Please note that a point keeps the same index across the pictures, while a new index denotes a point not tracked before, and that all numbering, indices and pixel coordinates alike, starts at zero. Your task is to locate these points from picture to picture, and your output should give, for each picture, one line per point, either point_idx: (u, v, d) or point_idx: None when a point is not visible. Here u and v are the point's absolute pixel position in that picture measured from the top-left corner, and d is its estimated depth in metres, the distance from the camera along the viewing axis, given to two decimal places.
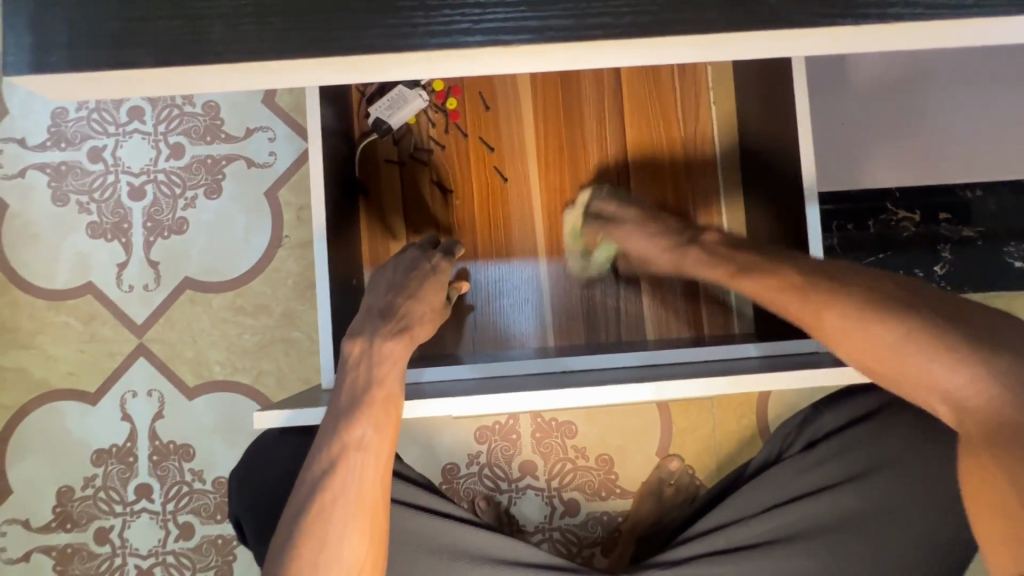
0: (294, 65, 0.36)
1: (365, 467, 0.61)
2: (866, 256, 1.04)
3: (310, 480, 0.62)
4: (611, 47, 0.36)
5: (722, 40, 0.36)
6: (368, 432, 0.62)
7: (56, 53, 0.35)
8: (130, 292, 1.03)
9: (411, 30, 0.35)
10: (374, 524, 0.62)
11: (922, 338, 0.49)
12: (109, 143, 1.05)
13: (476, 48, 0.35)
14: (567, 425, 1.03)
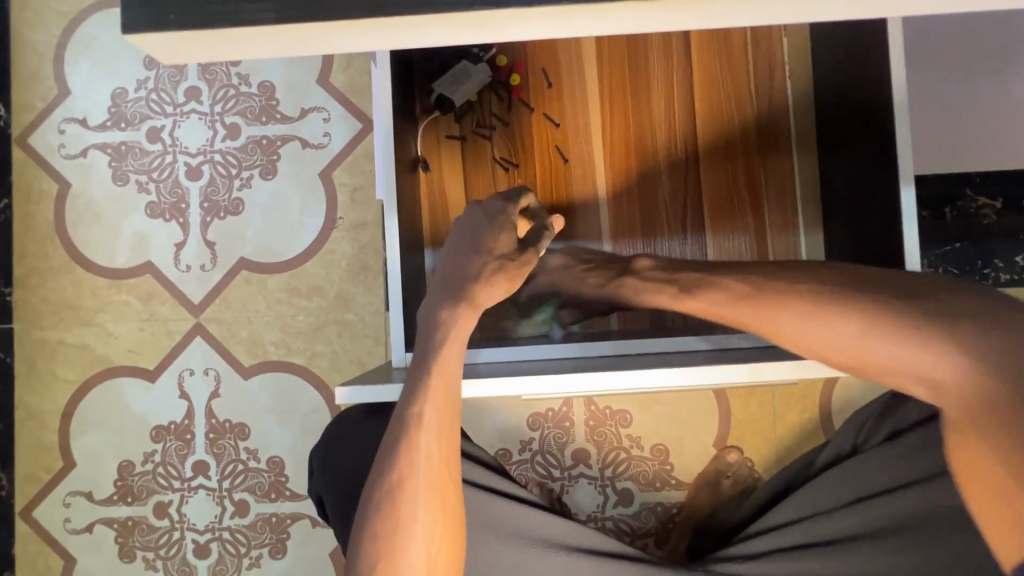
0: (416, 22, 0.34)
1: (436, 438, 0.59)
2: (941, 245, 1.00)
3: (379, 458, 0.60)
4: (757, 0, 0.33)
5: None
6: (428, 409, 0.59)
7: (171, 9, 0.33)
8: (187, 271, 1.04)
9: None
10: (445, 502, 0.60)
11: (898, 322, 0.49)
12: (167, 123, 1.05)
13: (613, 3, 0.33)
14: (622, 414, 1.01)
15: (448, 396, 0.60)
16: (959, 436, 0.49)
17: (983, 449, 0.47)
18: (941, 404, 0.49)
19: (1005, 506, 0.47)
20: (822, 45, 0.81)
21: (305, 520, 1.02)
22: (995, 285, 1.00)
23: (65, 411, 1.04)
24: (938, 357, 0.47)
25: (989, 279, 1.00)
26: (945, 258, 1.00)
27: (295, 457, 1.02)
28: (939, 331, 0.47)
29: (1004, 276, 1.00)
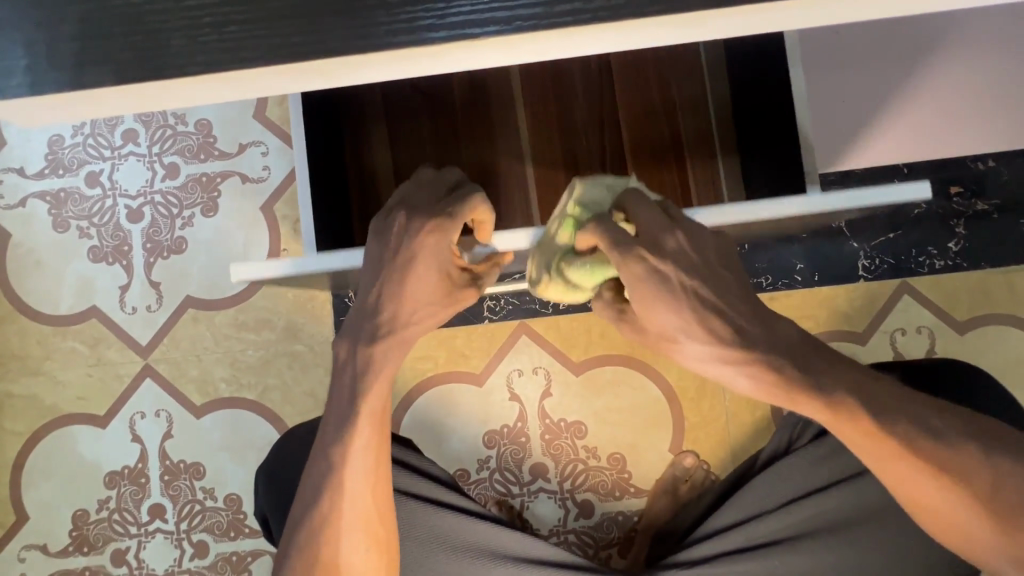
0: (257, 75, 0.35)
1: (365, 482, 0.58)
2: (877, 237, 1.02)
3: (308, 489, 0.58)
4: (583, 33, 0.34)
5: (694, 18, 0.34)
6: (365, 445, 0.57)
7: (14, 76, 0.34)
8: (133, 314, 1.04)
9: (372, 29, 0.34)
10: (380, 528, 0.61)
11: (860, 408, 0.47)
12: (105, 167, 1.05)
13: (443, 43, 0.34)
14: (577, 425, 1.01)
15: (382, 429, 0.58)
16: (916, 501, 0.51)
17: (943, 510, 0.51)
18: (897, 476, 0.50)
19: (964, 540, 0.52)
20: (735, 56, 0.83)
21: (266, 557, 1.01)
22: (930, 272, 1.02)
23: (16, 463, 1.03)
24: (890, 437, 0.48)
25: (924, 266, 1.02)
26: (880, 249, 1.02)
27: (252, 494, 1.01)
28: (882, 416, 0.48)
29: (938, 263, 1.02)
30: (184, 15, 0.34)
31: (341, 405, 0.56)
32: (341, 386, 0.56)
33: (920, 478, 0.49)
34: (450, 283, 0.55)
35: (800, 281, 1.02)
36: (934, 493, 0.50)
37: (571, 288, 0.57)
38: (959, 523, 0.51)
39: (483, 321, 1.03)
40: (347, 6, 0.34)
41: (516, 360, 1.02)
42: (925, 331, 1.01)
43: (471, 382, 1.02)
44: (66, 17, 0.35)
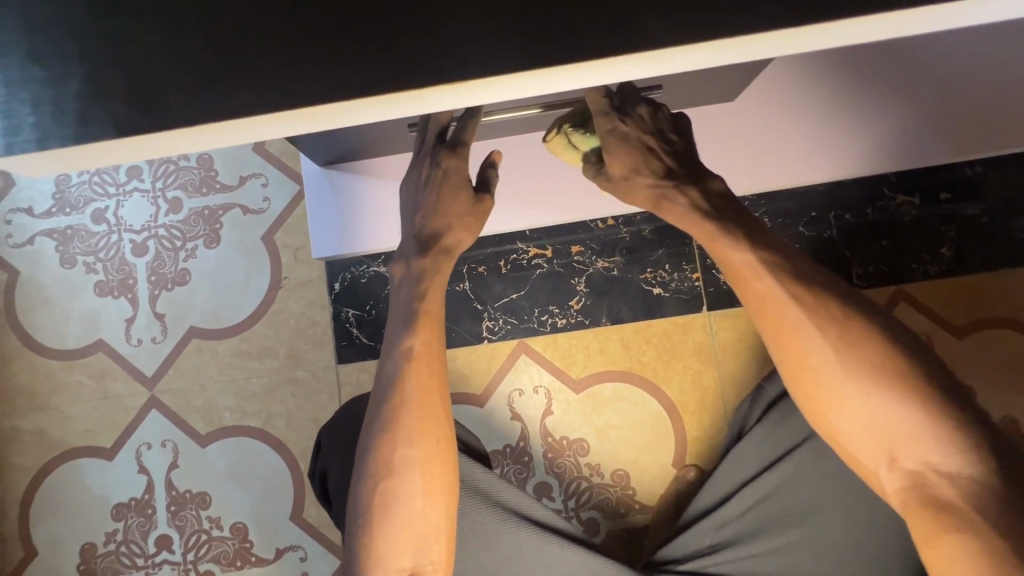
0: (244, 124, 0.37)
1: (427, 381, 0.64)
2: (868, 245, 1.03)
3: (378, 388, 0.65)
4: (552, 76, 0.36)
5: (653, 58, 0.36)
6: (416, 344, 0.64)
7: (19, 131, 0.36)
8: (138, 345, 1.06)
9: (357, 80, 0.36)
10: (435, 429, 0.64)
11: (782, 271, 0.58)
12: (110, 203, 1.08)
13: (421, 88, 0.36)
14: (579, 443, 1.02)
15: (434, 333, 0.66)
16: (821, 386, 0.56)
17: (848, 396, 0.54)
18: (792, 352, 0.57)
19: (873, 437, 0.54)
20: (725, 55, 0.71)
21: None
22: (924, 278, 1.03)
23: (24, 498, 1.04)
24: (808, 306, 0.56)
25: (919, 272, 1.03)
26: (873, 257, 1.03)
27: (258, 521, 1.02)
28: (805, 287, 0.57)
29: (932, 268, 1.03)
30: (180, 71, 0.36)
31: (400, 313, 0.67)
32: (400, 295, 0.67)
33: (821, 351, 0.55)
34: (472, 212, 0.68)
35: None
36: (836, 371, 0.55)
37: (571, 147, 0.67)
38: (878, 416, 0.53)
39: (482, 343, 1.04)
40: (333, 61, 0.36)
41: (517, 380, 1.03)
42: (923, 336, 1.02)
43: (472, 403, 1.03)
44: (71, 76, 0.37)
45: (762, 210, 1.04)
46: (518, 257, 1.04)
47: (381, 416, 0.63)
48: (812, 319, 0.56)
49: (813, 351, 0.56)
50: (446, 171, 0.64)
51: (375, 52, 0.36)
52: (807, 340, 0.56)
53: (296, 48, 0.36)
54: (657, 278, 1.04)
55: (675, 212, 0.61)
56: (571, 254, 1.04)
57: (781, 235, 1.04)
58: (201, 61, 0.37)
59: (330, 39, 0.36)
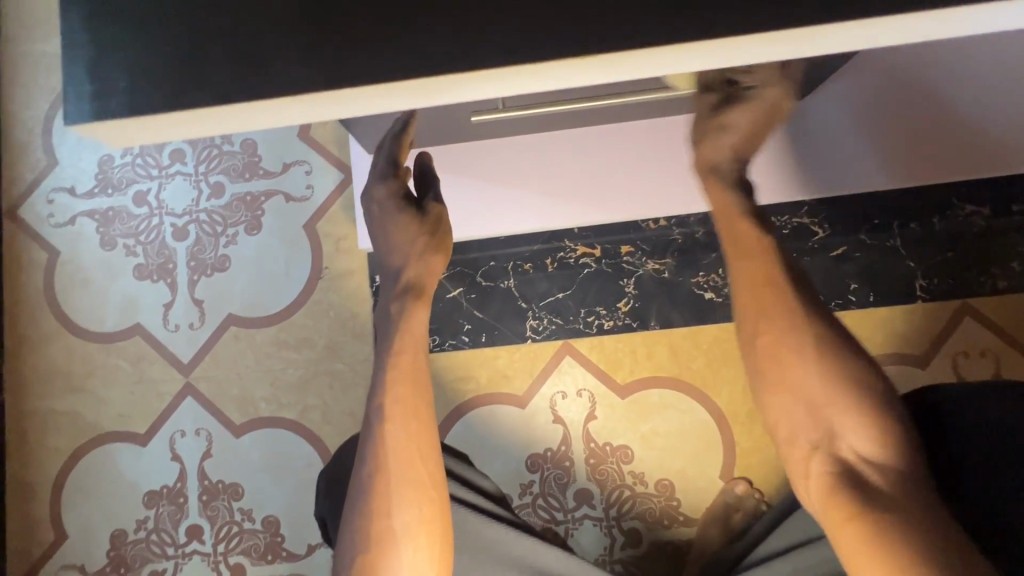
0: (347, 96, 0.34)
1: (406, 443, 0.66)
2: (933, 256, 0.98)
3: (361, 456, 0.67)
4: (680, 54, 0.34)
5: (791, 41, 0.33)
6: (393, 403, 0.67)
7: (112, 96, 0.34)
8: (176, 331, 1.04)
9: (472, 52, 0.33)
10: (424, 487, 0.65)
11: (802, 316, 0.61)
12: (153, 186, 1.07)
13: (541, 63, 0.33)
14: (623, 450, 0.98)
15: (410, 389, 0.68)
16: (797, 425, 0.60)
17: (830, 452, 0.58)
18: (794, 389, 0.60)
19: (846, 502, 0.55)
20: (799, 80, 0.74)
21: None
22: (993, 293, 0.98)
23: (56, 481, 1.03)
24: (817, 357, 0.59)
25: (987, 287, 0.98)
26: (938, 269, 0.98)
27: (291, 515, 1.00)
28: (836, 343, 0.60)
29: (1001, 283, 0.98)
30: (282, 37, 0.34)
31: (381, 372, 0.69)
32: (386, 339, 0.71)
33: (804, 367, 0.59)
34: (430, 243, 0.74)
35: (853, 302, 0.99)
36: (817, 386, 0.59)
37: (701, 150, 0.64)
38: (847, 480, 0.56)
39: (526, 342, 1.01)
40: (447, 29, 0.33)
41: (560, 382, 1.00)
42: (989, 354, 0.97)
43: (513, 403, 1.00)
44: (167, 38, 0.35)
45: (823, 216, 1.00)
46: (565, 255, 1.01)
47: (368, 479, 0.65)
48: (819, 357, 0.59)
49: (798, 368, 0.59)
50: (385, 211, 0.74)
51: (493, 22, 0.33)
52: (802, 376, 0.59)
53: (408, 14, 0.34)
54: (710, 283, 1.00)
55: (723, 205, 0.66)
56: (620, 255, 1.01)
57: (841, 241, 0.99)
58: (306, 26, 0.34)
59: (443, 5, 0.34)
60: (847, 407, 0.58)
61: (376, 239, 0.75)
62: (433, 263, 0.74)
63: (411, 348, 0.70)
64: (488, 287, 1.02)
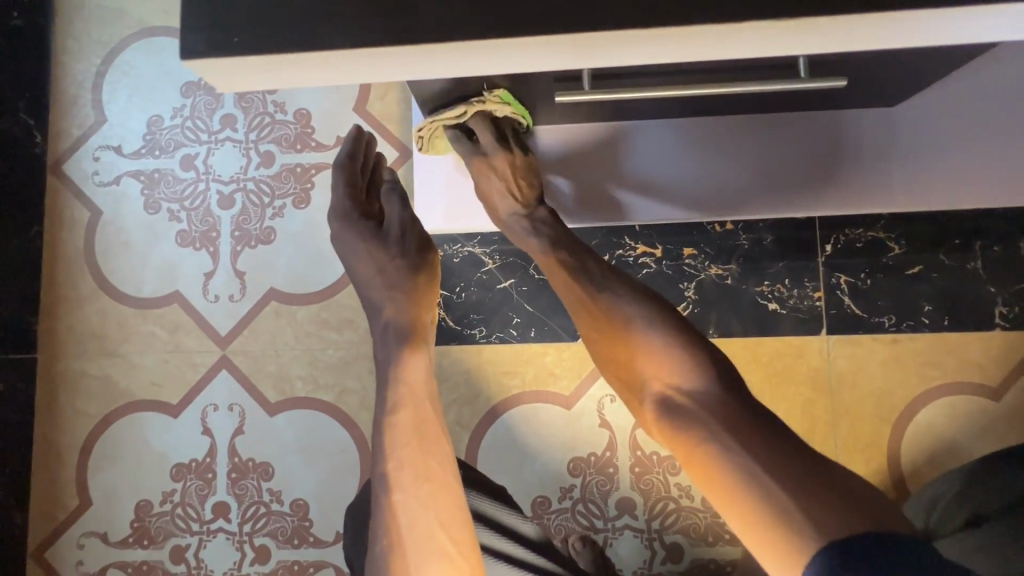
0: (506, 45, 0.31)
1: (423, 515, 0.61)
2: (1016, 283, 0.93)
3: (377, 535, 0.60)
4: (856, 25, 0.31)
5: (984, 15, 0.31)
6: (402, 471, 0.62)
7: (237, 32, 0.31)
8: (215, 302, 1.01)
9: (640, 6, 0.30)
10: (456, 558, 0.60)
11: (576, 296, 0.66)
12: (201, 150, 1.04)
13: (711, 28, 0.31)
14: (670, 460, 0.94)
15: (418, 450, 0.64)
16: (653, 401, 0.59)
17: (694, 425, 0.53)
18: (632, 360, 0.61)
19: (703, 466, 0.51)
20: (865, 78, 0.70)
21: (329, 569, 0.95)
22: None
23: (84, 445, 1.00)
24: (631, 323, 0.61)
25: None
26: (1021, 297, 0.92)
27: (321, 500, 0.96)
28: (616, 310, 0.62)
29: None
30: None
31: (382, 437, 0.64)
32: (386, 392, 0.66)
33: (610, 332, 0.63)
34: (404, 280, 0.72)
35: (925, 325, 0.93)
36: (619, 340, 0.62)
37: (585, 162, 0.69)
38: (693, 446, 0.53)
39: (577, 340, 0.96)
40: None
41: (609, 385, 0.95)
42: None
43: (558, 403, 0.96)
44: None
45: (898, 232, 0.95)
46: (624, 253, 0.97)
47: (388, 560, 0.59)
48: (607, 327, 0.63)
49: (641, 344, 0.60)
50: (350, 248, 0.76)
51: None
52: (613, 341, 0.62)
53: None
54: (775, 293, 0.95)
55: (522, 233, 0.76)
56: (682, 257, 0.96)
57: (917, 260, 0.94)
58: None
59: None
60: (648, 355, 0.59)
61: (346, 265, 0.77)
62: (421, 294, 0.73)
63: (407, 403, 0.65)
64: (541, 281, 0.97)
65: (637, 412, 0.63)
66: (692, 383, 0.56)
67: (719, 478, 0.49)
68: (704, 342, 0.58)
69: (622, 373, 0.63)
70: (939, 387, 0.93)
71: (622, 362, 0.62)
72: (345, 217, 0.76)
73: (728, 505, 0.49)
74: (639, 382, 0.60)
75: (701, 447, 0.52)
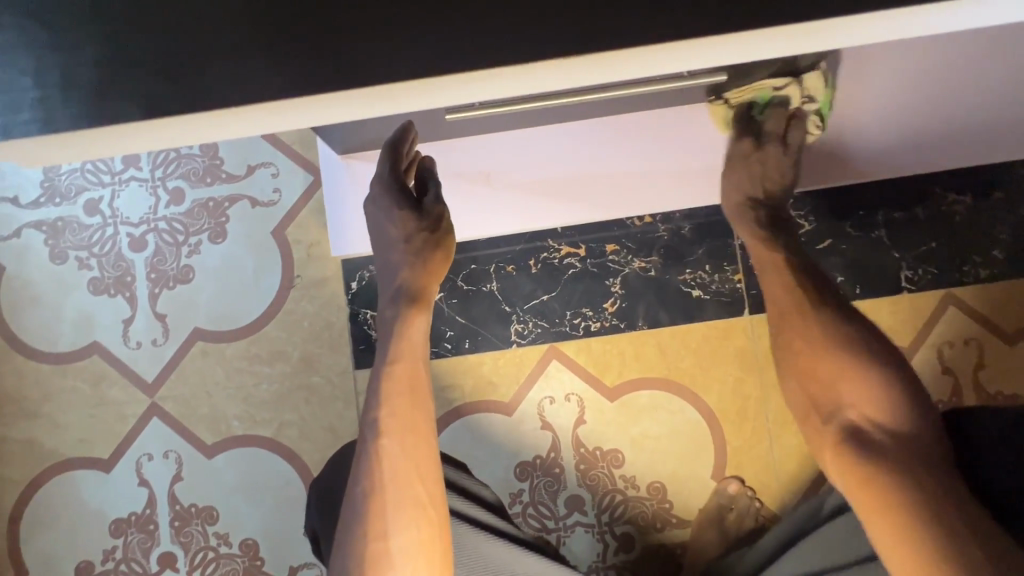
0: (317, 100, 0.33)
1: (403, 460, 0.65)
2: (918, 247, 0.98)
3: (358, 475, 0.65)
4: (648, 53, 0.34)
5: (768, 36, 0.34)
6: (388, 417, 0.66)
7: (25, 110, 0.32)
8: (137, 349, 0.97)
9: (446, 54, 0.33)
10: (425, 507, 0.63)
11: (817, 316, 0.65)
12: (105, 193, 0.99)
13: (513, 67, 0.33)
14: (614, 453, 0.96)
15: (409, 401, 0.68)
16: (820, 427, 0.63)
17: (857, 459, 0.58)
18: (814, 377, 0.63)
19: (875, 502, 0.55)
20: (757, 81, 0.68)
21: None
22: (975, 282, 0.98)
23: (14, 514, 0.96)
24: (826, 344, 0.63)
25: (969, 276, 0.98)
26: (922, 259, 0.98)
27: (270, 537, 0.95)
28: (836, 328, 0.64)
29: (984, 272, 0.98)
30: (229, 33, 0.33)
31: (377, 384, 0.69)
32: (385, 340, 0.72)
33: (814, 344, 0.64)
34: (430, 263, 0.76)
35: (840, 295, 0.98)
36: (818, 356, 0.63)
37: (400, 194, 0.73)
38: (867, 480, 0.57)
39: (511, 347, 0.97)
40: (419, 26, 0.33)
41: (548, 387, 0.97)
42: (973, 342, 0.97)
43: (499, 411, 0.97)
44: (102, 51, 0.32)
45: (808, 209, 0.98)
46: (548, 255, 0.98)
47: (363, 498, 0.63)
48: (810, 342, 0.64)
49: (838, 369, 0.62)
50: (391, 238, 0.76)
51: (460, 12, 0.33)
52: (824, 360, 0.63)
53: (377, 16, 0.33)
54: (697, 279, 0.98)
55: (744, 224, 0.77)
56: (605, 253, 0.98)
57: (826, 233, 0.98)
58: (267, 24, 0.33)
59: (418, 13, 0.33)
60: (852, 380, 0.61)
61: (374, 233, 0.78)
62: (434, 263, 0.76)
63: (406, 357, 0.70)
64: (470, 291, 0.98)
65: (806, 431, 0.65)
66: (884, 413, 0.59)
67: (901, 513, 0.54)
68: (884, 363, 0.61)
69: (812, 390, 0.64)
70: None
71: (823, 380, 0.63)
72: (387, 195, 0.74)
73: (890, 540, 0.54)
74: (834, 407, 0.62)
75: (876, 479, 0.56)
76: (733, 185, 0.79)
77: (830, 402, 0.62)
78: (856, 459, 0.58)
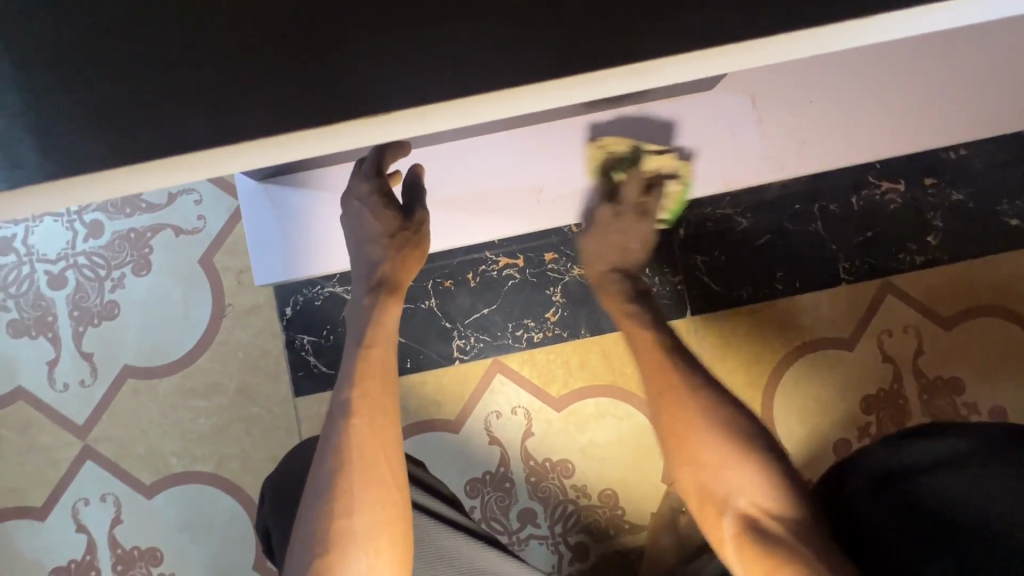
0: (121, 173, 0.31)
1: (371, 437, 0.63)
2: (854, 237, 0.98)
3: (325, 451, 0.63)
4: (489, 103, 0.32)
5: (612, 79, 0.32)
6: (355, 397, 0.65)
7: None
8: (65, 391, 0.94)
9: (264, 121, 0.31)
10: (386, 487, 0.61)
11: (674, 393, 0.67)
12: (17, 230, 0.95)
13: (336, 127, 0.32)
14: (563, 464, 0.95)
15: (377, 389, 0.66)
16: (711, 509, 0.63)
17: (773, 543, 0.57)
18: (703, 458, 0.64)
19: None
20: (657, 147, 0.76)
21: None
22: (911, 268, 0.98)
23: None
24: (723, 423, 0.64)
25: (905, 263, 0.98)
26: (858, 250, 0.98)
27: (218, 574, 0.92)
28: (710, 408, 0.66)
29: (919, 258, 0.99)
30: (17, 104, 0.31)
31: (349, 369, 0.67)
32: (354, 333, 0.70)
33: (697, 425, 0.65)
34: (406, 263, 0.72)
35: (779, 290, 0.98)
36: (700, 438, 0.64)
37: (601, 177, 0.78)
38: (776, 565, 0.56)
39: (454, 363, 0.96)
40: (243, 81, 0.32)
41: (494, 401, 0.96)
42: (912, 329, 0.98)
43: (446, 429, 0.95)
44: None
45: (744, 206, 0.98)
46: (486, 268, 0.96)
47: (329, 470, 0.61)
48: (696, 416, 0.65)
49: (710, 449, 0.63)
50: (375, 237, 0.71)
51: (284, 67, 0.31)
52: (697, 439, 0.64)
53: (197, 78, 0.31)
54: None
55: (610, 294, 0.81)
56: (544, 263, 0.96)
57: (763, 229, 0.98)
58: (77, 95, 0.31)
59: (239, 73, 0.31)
60: (737, 468, 0.62)
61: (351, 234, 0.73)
62: (411, 261, 0.73)
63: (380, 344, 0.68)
64: (409, 310, 0.96)
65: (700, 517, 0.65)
66: (778, 503, 0.60)
67: None
68: (757, 443, 0.64)
69: (699, 475, 0.64)
70: (800, 347, 0.98)
71: (704, 461, 0.64)
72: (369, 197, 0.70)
73: None
74: (726, 492, 0.62)
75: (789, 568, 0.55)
76: (598, 247, 0.81)
77: (722, 483, 0.62)
78: (767, 540, 0.58)
